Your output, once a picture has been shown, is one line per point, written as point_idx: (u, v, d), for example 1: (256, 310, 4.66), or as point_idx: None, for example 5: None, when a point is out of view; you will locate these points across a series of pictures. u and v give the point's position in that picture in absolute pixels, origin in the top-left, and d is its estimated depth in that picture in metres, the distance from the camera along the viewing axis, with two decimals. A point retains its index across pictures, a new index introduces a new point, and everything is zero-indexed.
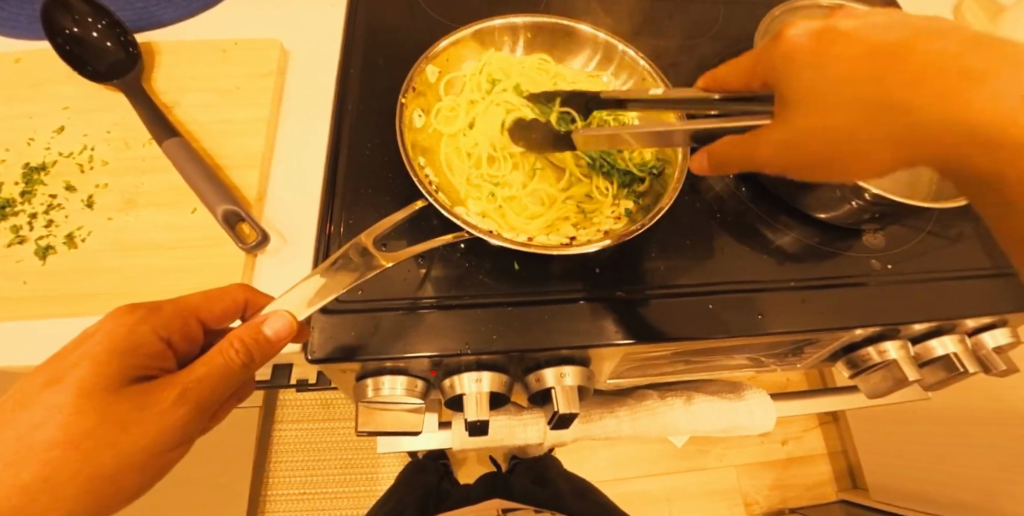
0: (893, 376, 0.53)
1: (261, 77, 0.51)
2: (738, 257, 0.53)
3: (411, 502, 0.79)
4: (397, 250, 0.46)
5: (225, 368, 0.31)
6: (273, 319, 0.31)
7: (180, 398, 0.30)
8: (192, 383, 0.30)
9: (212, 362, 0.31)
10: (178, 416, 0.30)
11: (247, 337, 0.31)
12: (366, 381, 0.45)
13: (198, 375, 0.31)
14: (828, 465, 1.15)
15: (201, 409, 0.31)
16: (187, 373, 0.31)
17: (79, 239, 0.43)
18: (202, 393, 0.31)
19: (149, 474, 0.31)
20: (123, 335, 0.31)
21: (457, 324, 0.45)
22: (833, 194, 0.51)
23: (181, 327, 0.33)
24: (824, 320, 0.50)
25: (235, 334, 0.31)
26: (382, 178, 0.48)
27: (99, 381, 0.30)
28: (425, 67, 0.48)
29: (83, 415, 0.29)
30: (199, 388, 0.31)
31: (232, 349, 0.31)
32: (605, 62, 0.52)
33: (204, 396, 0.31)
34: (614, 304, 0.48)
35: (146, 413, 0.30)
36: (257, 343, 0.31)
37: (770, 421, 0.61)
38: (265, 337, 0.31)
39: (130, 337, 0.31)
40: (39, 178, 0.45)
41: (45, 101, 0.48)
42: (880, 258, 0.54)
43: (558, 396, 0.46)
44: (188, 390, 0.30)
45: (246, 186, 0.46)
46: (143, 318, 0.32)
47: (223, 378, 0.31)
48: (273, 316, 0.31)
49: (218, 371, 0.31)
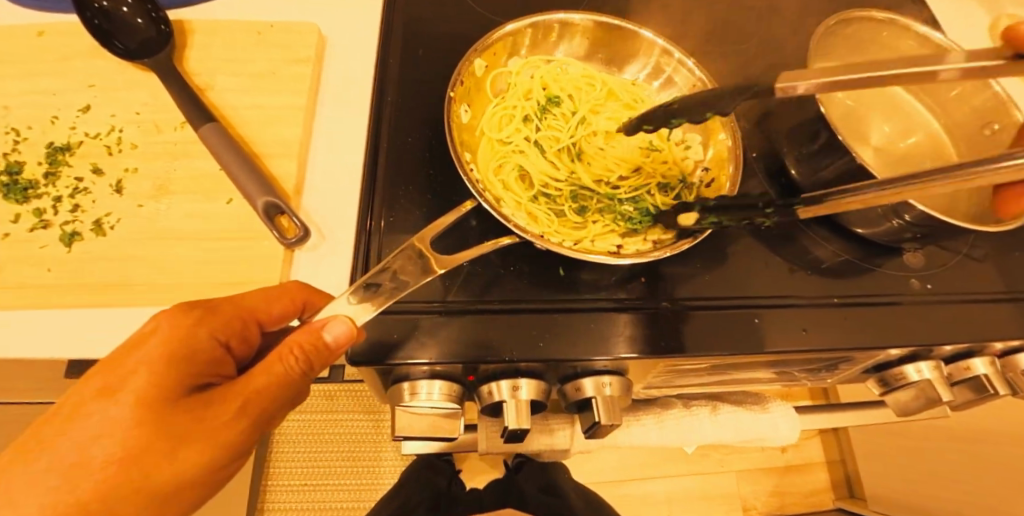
0: (926, 395, 0.53)
1: (298, 62, 0.48)
2: (777, 272, 0.53)
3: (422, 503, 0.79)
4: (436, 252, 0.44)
5: (285, 376, 0.30)
6: (334, 324, 0.30)
7: (244, 406, 0.29)
8: (255, 390, 0.30)
9: (272, 369, 0.30)
10: (242, 427, 0.29)
11: (306, 342, 0.29)
12: (402, 385, 0.44)
13: (261, 382, 0.30)
14: (826, 474, 1.16)
15: (261, 418, 0.30)
16: (248, 382, 0.30)
17: (107, 226, 0.41)
18: (264, 400, 0.30)
19: (206, 489, 0.30)
20: (180, 340, 0.30)
21: (496, 330, 0.44)
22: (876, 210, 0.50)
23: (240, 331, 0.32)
24: (863, 338, 0.49)
25: (294, 340, 0.30)
26: (424, 174, 0.46)
27: (158, 390, 0.28)
28: (474, 60, 0.46)
29: (144, 428, 0.27)
30: (262, 397, 0.30)
31: (291, 356, 0.30)
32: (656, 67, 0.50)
33: (264, 405, 0.30)
34: (656, 315, 0.47)
35: (209, 424, 0.28)
36: (316, 348, 0.29)
37: (794, 433, 0.61)
38: (325, 343, 0.29)
39: (188, 342, 0.29)
40: (64, 159, 0.43)
41: (70, 77, 0.46)
42: (918, 277, 0.54)
43: (598, 406, 0.45)
44: (252, 398, 0.30)
45: (284, 176, 0.44)
46: (200, 320, 0.31)
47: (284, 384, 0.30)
48: (335, 321, 0.30)
49: (282, 378, 0.30)
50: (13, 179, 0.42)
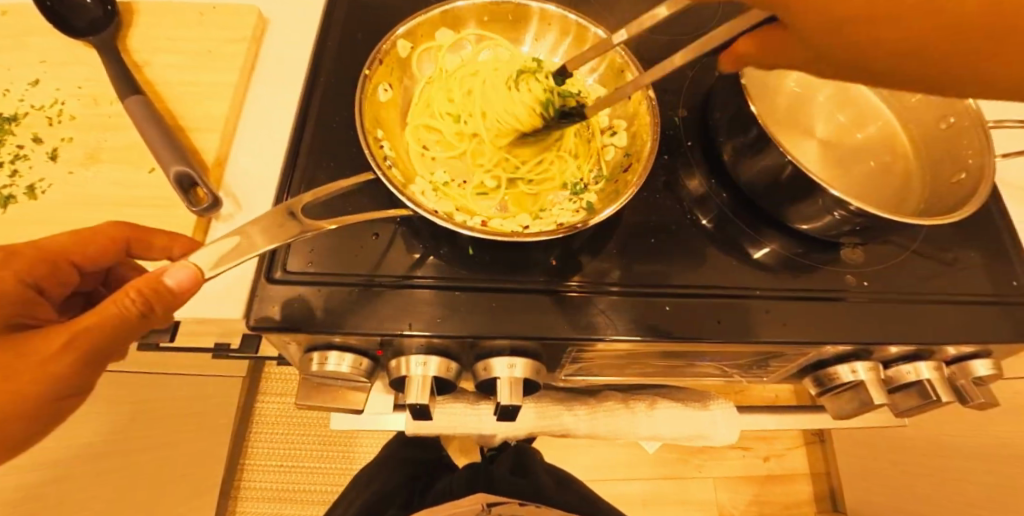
0: (859, 398, 0.51)
1: (234, 42, 0.50)
2: (704, 262, 0.51)
3: (395, 497, 0.81)
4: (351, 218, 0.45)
5: (119, 318, 0.30)
6: (176, 270, 0.31)
7: (70, 348, 0.30)
8: (80, 334, 0.30)
9: (106, 310, 0.30)
10: (68, 367, 0.30)
11: (145, 286, 0.30)
12: (312, 354, 0.45)
13: (86, 327, 0.30)
14: (811, 486, 1.12)
15: (92, 359, 0.31)
16: (75, 324, 0.30)
17: (39, 191, 0.43)
18: (94, 344, 0.31)
19: (50, 414, 0.32)
20: None
21: (406, 305, 0.45)
22: (814, 202, 0.48)
23: (49, 273, 0.36)
24: (789, 333, 0.48)
25: (135, 283, 0.30)
26: (346, 152, 0.48)
27: None
28: (395, 41, 0.47)
29: None
30: (86, 341, 0.30)
31: (127, 298, 0.30)
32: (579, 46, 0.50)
33: (95, 348, 0.31)
34: (572, 298, 0.47)
35: (23, 365, 0.30)
36: (156, 292, 0.30)
37: (734, 433, 0.60)
38: (166, 288, 0.30)
39: None
40: (10, 128, 0.46)
41: (24, 54, 0.49)
42: (857, 273, 0.52)
43: (503, 387, 0.46)
44: (77, 341, 0.30)
45: (206, 149, 0.45)
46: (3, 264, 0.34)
47: (117, 329, 0.31)
48: (177, 266, 0.31)
49: (109, 325, 0.30)
50: None
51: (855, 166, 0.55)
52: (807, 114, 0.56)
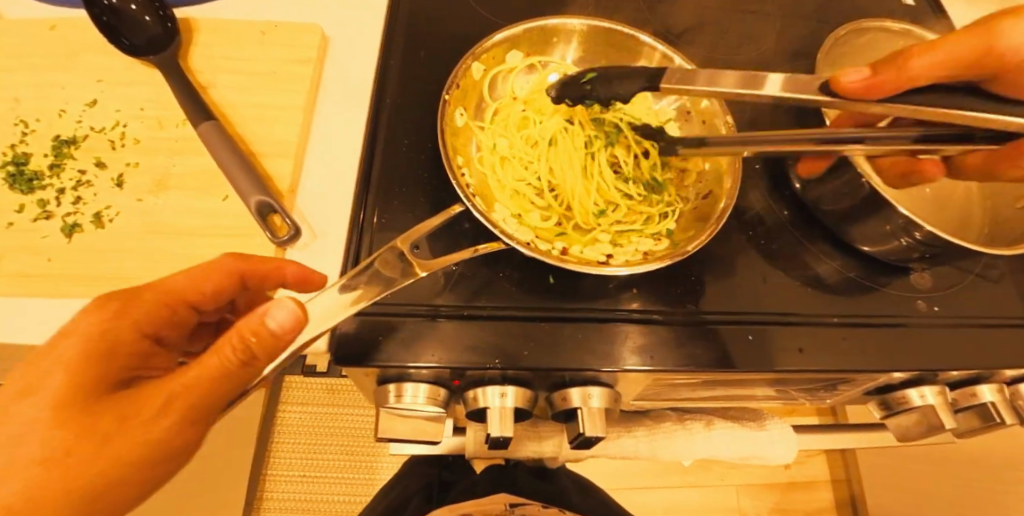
0: (928, 421, 0.51)
1: (299, 62, 0.49)
2: (772, 286, 0.51)
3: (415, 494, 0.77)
4: (427, 256, 0.43)
5: (221, 367, 0.29)
6: (278, 310, 0.29)
7: (178, 404, 0.29)
8: (188, 388, 0.29)
9: (210, 361, 0.29)
10: (169, 422, 0.29)
11: (247, 330, 0.28)
12: (388, 386, 0.44)
13: (195, 380, 0.29)
14: (831, 493, 1.14)
15: (196, 413, 0.30)
16: (185, 378, 0.29)
17: (106, 219, 0.42)
18: (201, 397, 0.29)
19: (155, 476, 0.30)
20: (99, 338, 0.31)
21: (480, 336, 0.44)
22: (883, 228, 0.49)
23: (165, 317, 0.34)
24: (864, 360, 0.48)
25: (236, 330, 0.29)
26: (418, 176, 0.46)
27: (80, 391, 0.29)
28: (472, 63, 0.46)
29: (68, 426, 0.28)
30: (193, 395, 0.29)
31: (228, 346, 0.29)
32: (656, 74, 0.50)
33: (200, 402, 0.29)
34: (647, 327, 0.47)
35: (133, 423, 0.29)
36: (259, 335, 0.28)
37: (791, 453, 0.60)
38: (268, 330, 0.28)
39: (106, 339, 0.31)
40: (69, 151, 0.44)
41: (79, 72, 0.47)
42: (926, 298, 0.52)
43: (583, 417, 0.45)
44: (184, 395, 0.29)
45: (279, 176, 0.44)
46: (119, 313, 0.32)
47: (220, 379, 0.29)
48: (278, 306, 0.29)
49: (219, 378, 0.29)
50: (20, 171, 0.43)
51: (915, 191, 0.55)
52: None
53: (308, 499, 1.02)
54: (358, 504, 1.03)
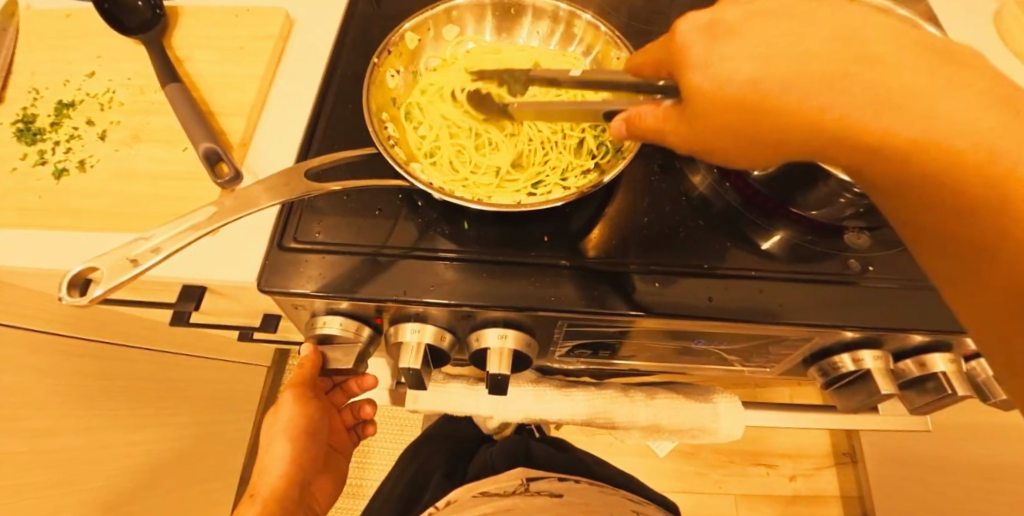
0: (868, 389, 0.50)
1: (263, 39, 0.56)
2: (703, 243, 0.51)
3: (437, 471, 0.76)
4: (328, 180, 0.48)
5: None
6: None
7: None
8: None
9: None
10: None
11: None
12: (317, 319, 0.48)
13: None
14: (839, 508, 1.06)
15: None
16: None
17: (89, 165, 0.49)
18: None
19: None
20: None
21: (421, 274, 0.47)
22: (821, 190, 0.48)
23: None
24: (793, 315, 0.47)
25: None
26: (354, 137, 0.52)
27: None
28: (404, 33, 0.50)
29: None
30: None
31: None
32: (564, 31, 0.53)
33: None
34: (576, 274, 0.48)
35: None
36: None
37: (738, 430, 0.59)
38: None
39: None
40: (67, 112, 0.52)
41: (83, 50, 0.55)
42: (861, 258, 0.50)
43: (492, 357, 0.47)
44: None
45: (232, 130, 0.50)
46: None
47: None
48: None
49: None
50: (28, 127, 0.51)
51: None
52: None
53: None
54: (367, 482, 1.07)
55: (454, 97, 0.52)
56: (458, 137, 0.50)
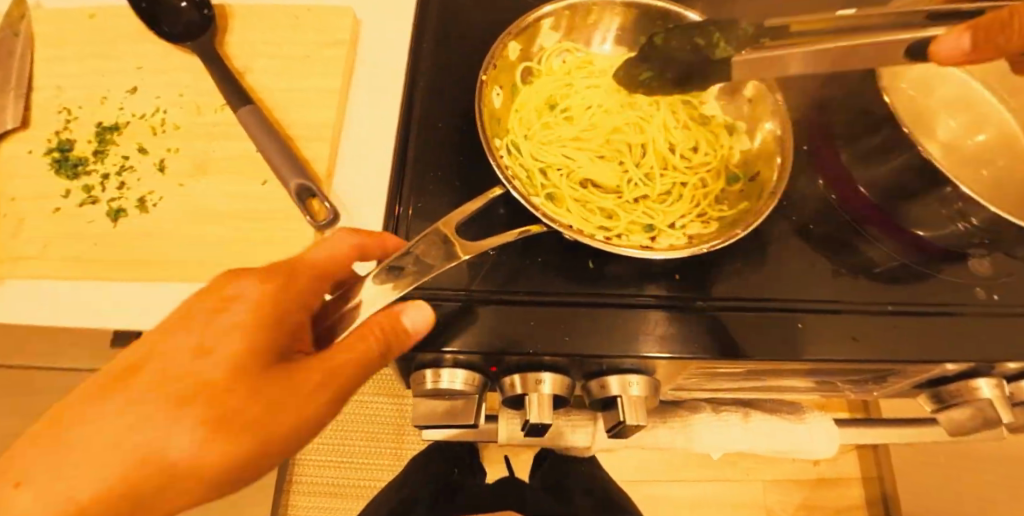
0: (981, 415, 0.49)
1: (334, 46, 0.49)
2: (820, 272, 0.49)
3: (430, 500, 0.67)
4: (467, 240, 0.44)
5: (366, 359, 0.29)
6: (415, 313, 0.31)
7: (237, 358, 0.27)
8: (158, 424, 0.26)
9: (352, 349, 0.29)
10: (280, 297, 0.29)
11: (387, 325, 0.30)
12: (425, 372, 0.44)
13: (203, 416, 0.26)
14: (862, 490, 1.10)
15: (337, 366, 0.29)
16: (248, 297, 0.29)
17: (150, 204, 0.42)
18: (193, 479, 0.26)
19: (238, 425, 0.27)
20: (263, 303, 0.28)
21: (521, 321, 0.43)
22: (939, 209, 0.45)
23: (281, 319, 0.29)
24: (926, 350, 0.45)
25: (374, 325, 0.30)
26: (453, 161, 0.45)
27: (246, 371, 0.27)
28: (509, 42, 0.45)
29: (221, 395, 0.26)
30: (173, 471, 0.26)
31: (372, 339, 0.30)
32: None
33: (245, 372, 0.27)
34: (701, 316, 0.45)
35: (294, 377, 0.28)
36: (396, 332, 0.30)
37: (832, 446, 0.58)
38: (404, 328, 0.31)
39: (267, 305, 0.28)
40: (112, 137, 0.44)
41: (118, 60, 0.47)
42: (985, 286, 0.49)
43: (622, 405, 0.44)
44: (139, 468, 0.26)
45: (317, 159, 0.44)
46: (279, 296, 0.29)
47: (362, 367, 0.30)
48: (416, 309, 0.31)
49: (235, 402, 0.27)
50: (65, 157, 0.44)
51: (971, 173, 0.51)
52: (924, 119, 0.53)
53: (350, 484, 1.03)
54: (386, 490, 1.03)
55: (566, 116, 0.48)
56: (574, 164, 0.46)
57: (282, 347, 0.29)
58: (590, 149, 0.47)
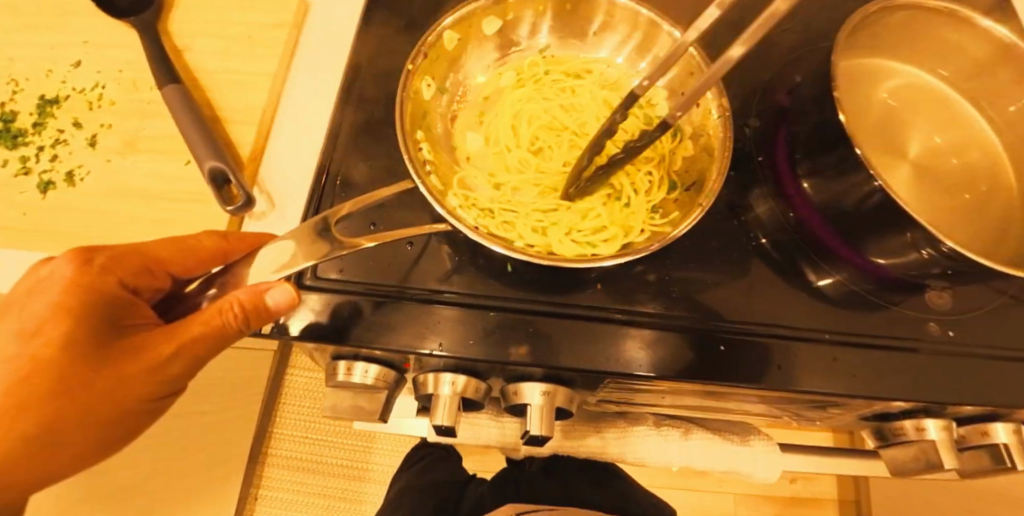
0: (925, 457, 0.46)
1: (276, 28, 0.48)
2: (762, 292, 0.46)
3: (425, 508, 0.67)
4: (386, 229, 0.43)
5: (223, 330, 0.29)
6: (277, 290, 0.30)
7: (51, 345, 0.28)
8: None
9: (209, 322, 0.29)
10: (103, 280, 0.30)
11: (247, 303, 0.29)
12: (339, 363, 0.43)
13: (39, 396, 0.28)
14: (838, 513, 1.06)
15: (173, 346, 0.29)
16: (61, 286, 0.29)
17: (78, 178, 0.43)
18: (44, 444, 0.29)
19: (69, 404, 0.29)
20: (74, 291, 0.29)
21: (437, 320, 0.42)
22: (899, 238, 0.41)
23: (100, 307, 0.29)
24: (862, 384, 0.42)
25: (232, 298, 0.29)
26: (385, 151, 0.44)
27: (64, 356, 0.28)
28: (442, 32, 0.43)
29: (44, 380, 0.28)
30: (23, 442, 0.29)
31: (229, 312, 0.29)
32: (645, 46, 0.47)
33: (63, 357, 0.28)
34: (626, 329, 0.43)
35: (120, 359, 0.29)
36: (256, 312, 0.29)
37: (774, 474, 0.56)
38: (266, 307, 0.30)
39: (79, 293, 0.29)
40: (51, 110, 0.45)
41: (66, 33, 0.48)
42: (940, 321, 0.46)
43: (533, 415, 0.43)
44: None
45: (242, 142, 0.44)
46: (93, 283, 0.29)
47: (220, 339, 0.30)
48: (278, 287, 0.30)
49: (65, 384, 0.28)
50: (6, 127, 0.45)
51: (950, 195, 0.47)
52: (895, 134, 0.49)
53: (324, 461, 1.05)
54: (359, 470, 1.05)
55: (500, 119, 0.47)
56: (502, 167, 0.45)
57: (112, 330, 0.29)
58: (521, 152, 0.46)
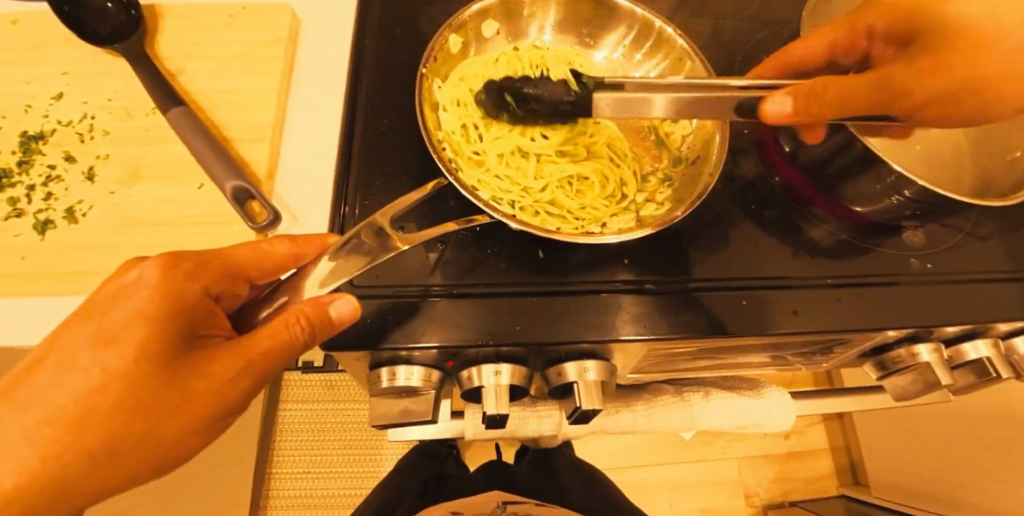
0: (924, 379, 0.51)
1: (270, 44, 0.48)
2: (765, 249, 0.50)
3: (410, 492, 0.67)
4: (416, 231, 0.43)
5: (290, 344, 0.29)
6: (339, 303, 0.31)
7: (136, 350, 0.27)
8: (59, 417, 0.26)
9: (276, 336, 0.29)
10: (181, 286, 0.29)
11: (313, 313, 0.30)
12: (381, 370, 0.43)
13: (108, 415, 0.26)
14: (830, 460, 1.14)
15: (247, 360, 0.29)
16: (136, 291, 0.28)
17: (79, 214, 0.41)
18: (106, 469, 0.27)
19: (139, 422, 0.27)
20: (154, 296, 0.28)
21: (474, 312, 0.43)
22: (874, 186, 0.47)
23: (180, 313, 0.28)
24: (864, 319, 0.47)
25: (296, 311, 0.30)
26: (403, 157, 0.45)
27: (141, 367, 0.27)
28: (447, 35, 0.45)
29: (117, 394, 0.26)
30: (79, 461, 0.26)
31: (296, 325, 0.29)
32: (637, 36, 0.50)
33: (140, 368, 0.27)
34: (651, 298, 0.46)
35: (196, 373, 0.28)
36: (322, 323, 0.30)
37: (789, 418, 0.59)
38: (330, 319, 0.30)
39: (158, 297, 0.28)
40: (37, 147, 0.43)
41: (41, 65, 0.45)
42: (918, 256, 0.51)
43: (579, 391, 0.44)
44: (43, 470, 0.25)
45: (256, 160, 0.43)
46: (173, 286, 0.28)
47: (286, 354, 0.30)
48: (340, 299, 0.31)
49: (141, 400, 0.27)
50: None
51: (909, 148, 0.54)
52: None
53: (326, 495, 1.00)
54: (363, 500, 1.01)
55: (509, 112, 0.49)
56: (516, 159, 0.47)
57: (191, 339, 0.29)
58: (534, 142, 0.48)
